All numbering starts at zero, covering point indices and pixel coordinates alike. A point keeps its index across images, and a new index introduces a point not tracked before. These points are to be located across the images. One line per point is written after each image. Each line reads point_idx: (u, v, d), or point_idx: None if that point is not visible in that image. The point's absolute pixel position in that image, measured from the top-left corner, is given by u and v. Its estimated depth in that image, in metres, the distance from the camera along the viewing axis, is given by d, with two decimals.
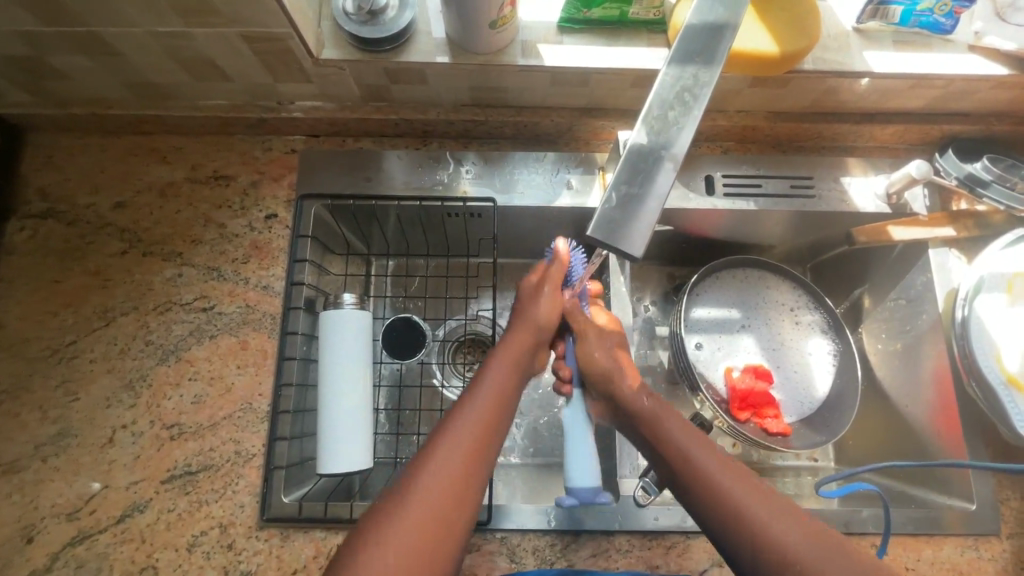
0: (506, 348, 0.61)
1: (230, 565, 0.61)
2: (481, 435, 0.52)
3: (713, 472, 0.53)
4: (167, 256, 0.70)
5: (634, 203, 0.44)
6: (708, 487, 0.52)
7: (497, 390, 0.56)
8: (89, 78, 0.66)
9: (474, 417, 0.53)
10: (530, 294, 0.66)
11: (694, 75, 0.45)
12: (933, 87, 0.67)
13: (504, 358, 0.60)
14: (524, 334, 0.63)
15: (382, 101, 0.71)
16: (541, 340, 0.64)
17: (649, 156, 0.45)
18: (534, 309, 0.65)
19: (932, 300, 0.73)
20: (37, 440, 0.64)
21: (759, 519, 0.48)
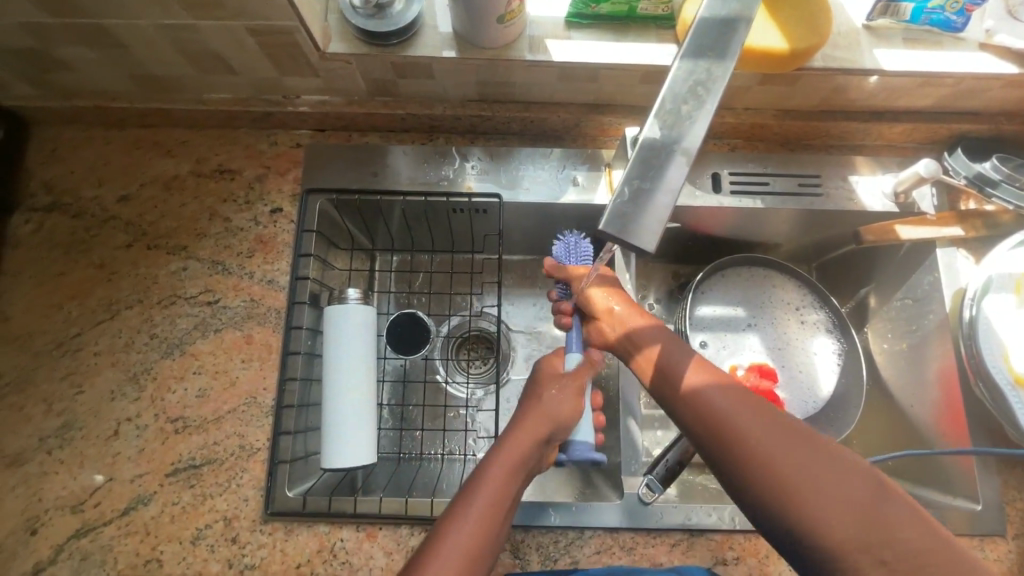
0: (516, 436, 0.54)
1: (235, 559, 0.61)
2: (482, 538, 0.47)
3: (728, 410, 0.49)
4: (171, 249, 0.70)
5: (645, 197, 0.40)
6: (723, 425, 0.48)
7: (501, 487, 0.50)
8: (94, 70, 0.66)
9: (486, 496, 0.50)
10: (553, 386, 0.59)
11: (708, 68, 0.42)
12: (943, 86, 0.66)
13: (511, 454, 0.53)
14: (537, 427, 0.55)
15: (388, 95, 0.71)
16: (556, 436, 0.57)
17: (661, 150, 0.41)
18: (554, 403, 0.57)
19: (939, 300, 0.72)
20: (42, 432, 0.64)
21: (775, 453, 0.45)
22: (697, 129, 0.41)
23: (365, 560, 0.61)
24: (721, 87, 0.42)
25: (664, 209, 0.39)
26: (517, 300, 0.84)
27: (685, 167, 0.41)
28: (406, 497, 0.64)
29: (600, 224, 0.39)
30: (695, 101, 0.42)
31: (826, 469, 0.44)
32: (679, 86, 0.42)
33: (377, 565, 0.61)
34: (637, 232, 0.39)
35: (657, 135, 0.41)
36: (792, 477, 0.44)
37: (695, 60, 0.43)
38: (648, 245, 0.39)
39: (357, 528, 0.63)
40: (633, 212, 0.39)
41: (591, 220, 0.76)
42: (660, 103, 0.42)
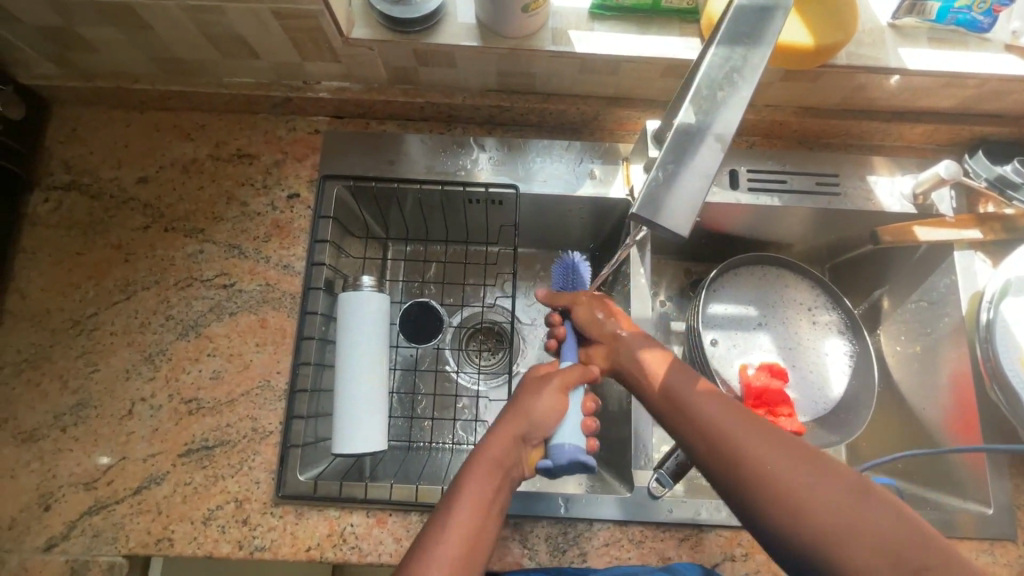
0: (493, 440, 0.54)
1: (245, 540, 0.61)
2: (465, 547, 0.48)
3: (720, 423, 0.50)
4: (188, 232, 0.71)
5: (676, 182, 0.41)
6: (716, 441, 0.49)
7: (482, 494, 0.51)
8: (117, 51, 0.66)
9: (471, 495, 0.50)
10: (533, 387, 0.58)
11: (744, 55, 0.42)
12: (966, 87, 0.66)
13: (484, 460, 0.53)
14: (512, 432, 0.55)
15: (408, 83, 0.71)
16: (534, 437, 0.56)
17: (693, 137, 0.41)
18: (530, 404, 0.56)
19: (955, 303, 0.72)
20: (57, 409, 0.65)
21: (768, 463, 0.46)
22: (731, 116, 0.41)
23: (375, 545, 0.62)
24: (757, 74, 0.42)
25: (696, 195, 0.40)
26: (529, 293, 0.84)
27: (718, 154, 0.41)
28: (416, 485, 0.64)
29: (632, 209, 0.40)
30: (731, 87, 0.42)
31: (816, 471, 0.45)
32: (714, 73, 0.42)
33: (386, 550, 0.61)
34: (668, 217, 0.40)
35: (691, 121, 0.42)
36: (787, 486, 0.45)
37: (732, 47, 0.42)
38: (679, 228, 0.40)
39: (367, 514, 0.63)
40: (664, 197, 0.40)
41: (606, 214, 0.75)
42: (695, 90, 0.42)
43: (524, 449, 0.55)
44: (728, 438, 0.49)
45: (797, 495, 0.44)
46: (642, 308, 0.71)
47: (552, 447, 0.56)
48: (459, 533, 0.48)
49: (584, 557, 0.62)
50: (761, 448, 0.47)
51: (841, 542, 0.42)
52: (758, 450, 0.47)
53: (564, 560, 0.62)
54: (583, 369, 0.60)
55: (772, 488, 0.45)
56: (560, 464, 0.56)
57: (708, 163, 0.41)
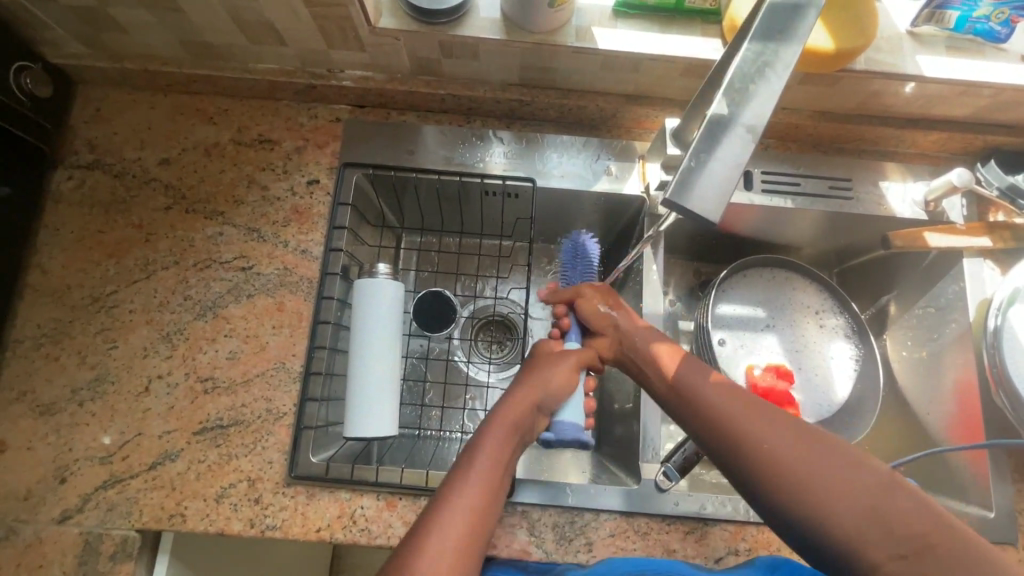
0: (513, 402, 0.57)
1: (256, 519, 0.62)
2: (487, 487, 0.50)
3: (754, 428, 0.49)
4: (209, 214, 0.72)
5: (707, 170, 0.41)
6: (740, 444, 0.49)
7: (502, 445, 0.54)
8: (146, 33, 0.67)
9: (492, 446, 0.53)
10: (550, 361, 0.62)
11: (777, 51, 0.43)
12: (981, 96, 0.67)
13: (507, 418, 0.55)
14: (529, 396, 0.58)
15: (431, 75, 0.72)
16: (547, 405, 0.59)
17: (726, 128, 0.42)
18: (546, 376, 0.60)
19: (963, 310, 0.73)
20: (75, 383, 0.66)
21: (797, 465, 0.46)
22: (763, 108, 0.42)
23: (384, 528, 0.63)
24: (788, 69, 0.43)
25: (727, 183, 0.40)
26: (541, 287, 0.84)
27: (749, 144, 0.42)
28: (427, 470, 0.65)
29: (665, 195, 0.40)
30: (763, 81, 0.43)
31: (845, 470, 0.45)
32: (747, 67, 0.43)
33: (395, 534, 0.62)
34: (701, 203, 0.40)
35: (723, 112, 0.42)
36: (814, 486, 0.45)
37: (764, 43, 0.43)
38: (710, 215, 0.40)
39: (378, 497, 0.64)
40: (696, 183, 0.40)
41: (620, 211, 0.76)
42: (728, 83, 0.43)
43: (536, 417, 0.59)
44: (752, 437, 0.49)
45: (828, 495, 0.44)
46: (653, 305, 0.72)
47: (555, 423, 0.61)
48: (482, 474, 0.50)
49: (589, 547, 0.63)
50: (787, 449, 0.47)
51: (871, 541, 0.42)
52: (784, 453, 0.47)
53: (570, 549, 0.62)
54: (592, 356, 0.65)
55: (797, 489, 0.45)
56: (561, 438, 0.61)
57: (740, 153, 0.42)
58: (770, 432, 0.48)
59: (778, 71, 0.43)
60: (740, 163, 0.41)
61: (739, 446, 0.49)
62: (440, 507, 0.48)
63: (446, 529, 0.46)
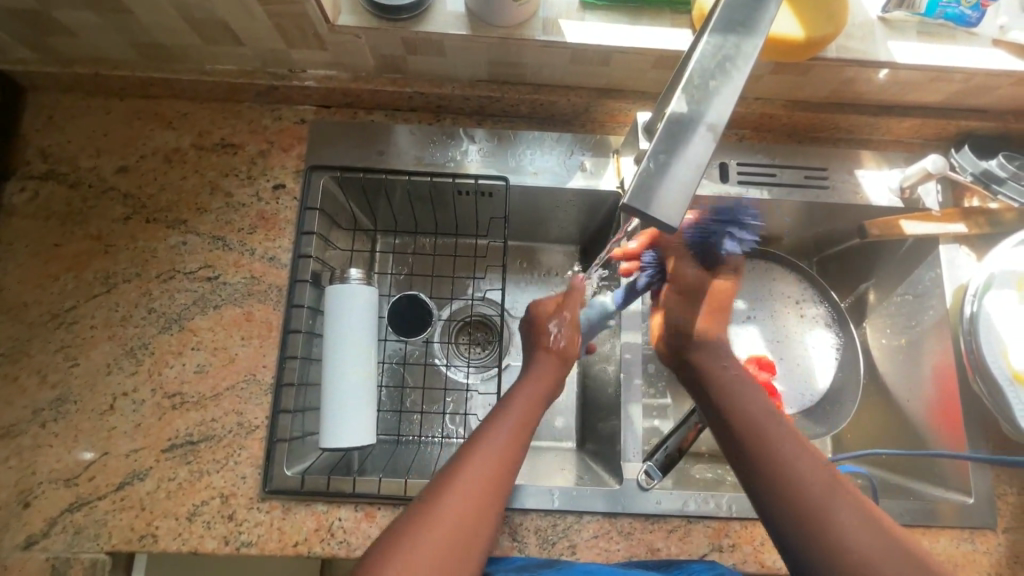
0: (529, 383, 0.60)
1: (231, 536, 0.60)
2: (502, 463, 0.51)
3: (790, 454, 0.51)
4: (171, 223, 0.69)
5: (669, 170, 0.40)
6: (751, 435, 0.53)
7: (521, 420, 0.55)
8: (94, 36, 0.64)
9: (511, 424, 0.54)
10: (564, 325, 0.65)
11: (738, 45, 0.42)
12: (952, 81, 0.66)
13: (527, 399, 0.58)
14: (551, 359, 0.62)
15: (396, 72, 0.70)
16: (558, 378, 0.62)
17: (687, 126, 0.41)
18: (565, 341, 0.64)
19: (940, 296, 0.73)
20: (36, 404, 0.63)
21: (787, 471, 0.49)
22: (723, 104, 0.41)
23: (362, 540, 0.61)
24: (749, 64, 0.41)
25: (687, 183, 0.39)
26: (520, 286, 0.83)
27: (711, 142, 0.41)
28: (405, 479, 0.64)
29: (625, 197, 0.39)
30: (724, 77, 0.41)
31: (834, 495, 0.47)
32: (708, 61, 0.42)
33: None
34: (661, 205, 0.39)
35: (684, 110, 0.41)
36: (802, 493, 0.48)
37: (725, 36, 0.42)
38: (671, 216, 0.39)
39: (355, 508, 0.62)
40: (658, 185, 0.39)
41: (596, 207, 0.75)
42: (688, 79, 0.41)
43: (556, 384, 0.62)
44: (767, 435, 0.52)
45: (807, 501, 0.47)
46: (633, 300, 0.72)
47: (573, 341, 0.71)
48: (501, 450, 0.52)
49: (573, 549, 0.62)
50: (794, 457, 0.50)
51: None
52: (785, 457, 0.50)
53: (553, 552, 0.62)
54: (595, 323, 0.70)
55: (783, 487, 0.49)
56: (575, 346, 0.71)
57: (702, 151, 0.41)
58: (785, 442, 0.51)
59: (739, 65, 0.42)
60: (703, 162, 0.40)
61: (752, 439, 0.52)
62: (466, 462, 0.50)
63: (467, 481, 0.48)
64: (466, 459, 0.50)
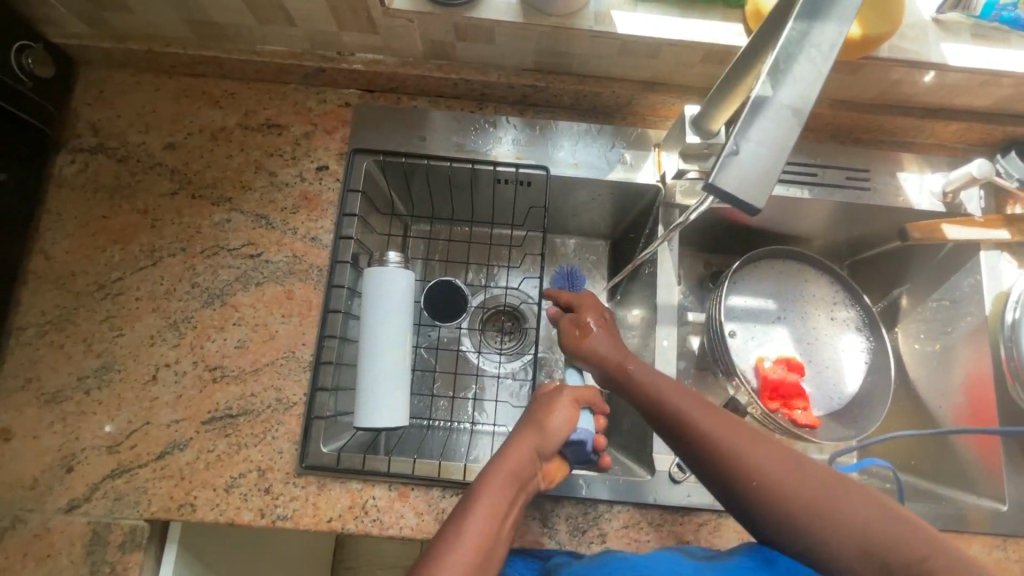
0: (510, 449, 0.55)
1: (267, 508, 0.61)
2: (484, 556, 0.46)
3: (728, 442, 0.51)
4: (216, 200, 0.70)
5: (751, 153, 0.39)
6: (738, 473, 0.49)
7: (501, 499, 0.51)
8: (151, 12, 0.65)
9: (488, 508, 0.49)
10: (557, 398, 0.60)
11: (824, 31, 0.41)
12: (1002, 86, 0.66)
13: (510, 464, 0.53)
14: (528, 436, 0.56)
15: (443, 59, 0.70)
16: (547, 452, 0.56)
17: (772, 109, 0.40)
18: (547, 414, 0.58)
19: (979, 302, 0.72)
20: (81, 371, 0.65)
21: (730, 458, 0.50)
22: (808, 89, 0.40)
23: (396, 518, 0.62)
24: (834, 50, 0.41)
25: (770, 167, 0.39)
26: (551, 278, 0.84)
27: (794, 126, 0.40)
28: (438, 461, 0.65)
29: (708, 180, 0.39)
30: (808, 62, 0.41)
31: (839, 499, 0.46)
32: (794, 46, 0.41)
33: (407, 524, 0.62)
34: (743, 188, 0.39)
35: (768, 93, 0.40)
36: (799, 508, 0.47)
37: (813, 20, 0.41)
38: (753, 199, 0.39)
39: (389, 487, 0.63)
40: (741, 167, 0.39)
41: (633, 200, 0.75)
42: (772, 62, 0.41)
43: (539, 459, 0.56)
44: (751, 464, 0.49)
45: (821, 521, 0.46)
46: (668, 294, 0.71)
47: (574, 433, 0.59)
48: (480, 543, 0.47)
49: (603, 538, 0.62)
50: (787, 479, 0.48)
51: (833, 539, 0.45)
52: (720, 446, 0.51)
53: (583, 540, 0.62)
54: (593, 391, 0.62)
55: (776, 508, 0.48)
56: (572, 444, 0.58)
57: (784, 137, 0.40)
58: (769, 461, 0.49)
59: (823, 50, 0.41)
60: (786, 147, 0.40)
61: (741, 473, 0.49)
62: (475, 500, 0.50)
63: (481, 517, 0.48)
64: (478, 490, 0.51)
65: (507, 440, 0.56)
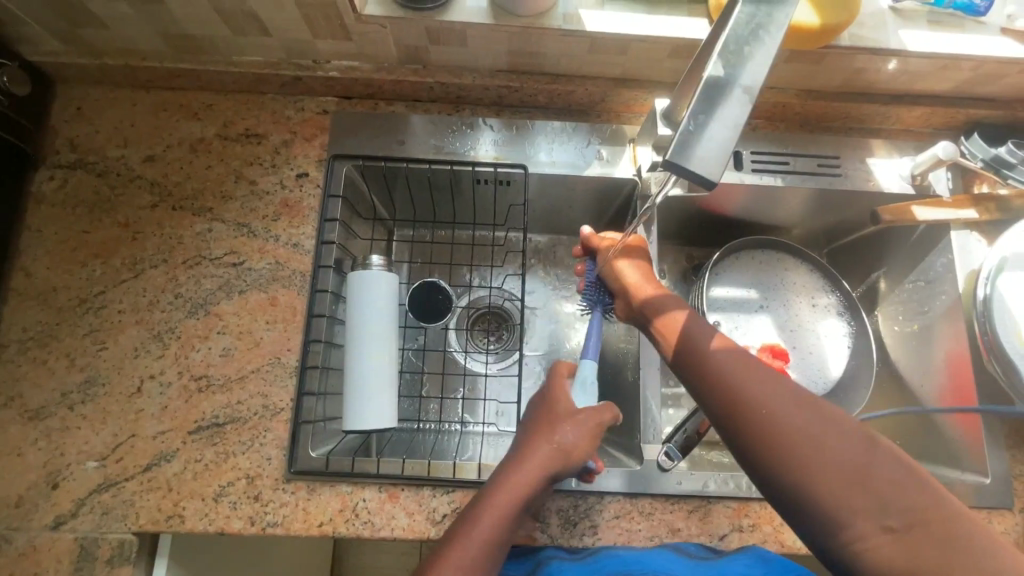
0: (519, 469, 0.54)
1: (257, 516, 0.61)
2: None
3: (746, 380, 0.49)
4: (197, 211, 0.70)
5: (708, 130, 0.41)
6: (752, 412, 0.47)
7: (500, 524, 0.51)
8: (126, 27, 0.66)
9: (482, 532, 0.50)
10: (573, 415, 0.57)
11: (770, 13, 0.43)
12: (961, 70, 0.68)
13: (514, 487, 0.53)
14: (540, 454, 0.55)
15: (418, 63, 0.71)
16: (558, 473, 0.55)
17: (726, 88, 0.41)
18: (561, 433, 0.56)
19: (952, 282, 0.74)
20: (64, 387, 0.64)
21: (745, 394, 0.48)
22: (760, 68, 0.42)
23: (387, 520, 0.62)
24: (782, 31, 0.43)
25: (726, 144, 0.41)
26: (535, 277, 0.85)
27: (748, 104, 0.41)
28: (428, 461, 0.65)
29: (667, 157, 0.40)
30: (759, 43, 0.42)
31: (860, 454, 0.43)
32: (743, 28, 0.43)
33: (399, 525, 0.62)
34: (702, 162, 0.40)
35: (720, 73, 0.42)
36: (814, 461, 0.43)
37: (759, 4, 0.43)
38: (712, 173, 0.40)
39: (379, 489, 0.63)
40: (698, 144, 0.40)
41: (612, 195, 0.76)
42: (723, 44, 0.42)
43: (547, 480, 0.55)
44: (769, 403, 0.47)
45: (835, 481, 0.43)
46: None
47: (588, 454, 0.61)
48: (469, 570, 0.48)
49: (595, 530, 0.63)
50: (802, 422, 0.45)
51: (851, 496, 0.42)
52: (738, 381, 0.49)
53: (575, 532, 0.62)
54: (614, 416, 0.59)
55: (787, 453, 0.45)
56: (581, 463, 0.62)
57: (739, 114, 0.41)
58: (785, 404, 0.46)
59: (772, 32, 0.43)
60: (741, 123, 0.41)
61: (755, 413, 0.47)
62: (474, 522, 0.51)
63: (473, 546, 0.49)
64: (475, 516, 0.51)
65: (517, 455, 0.55)
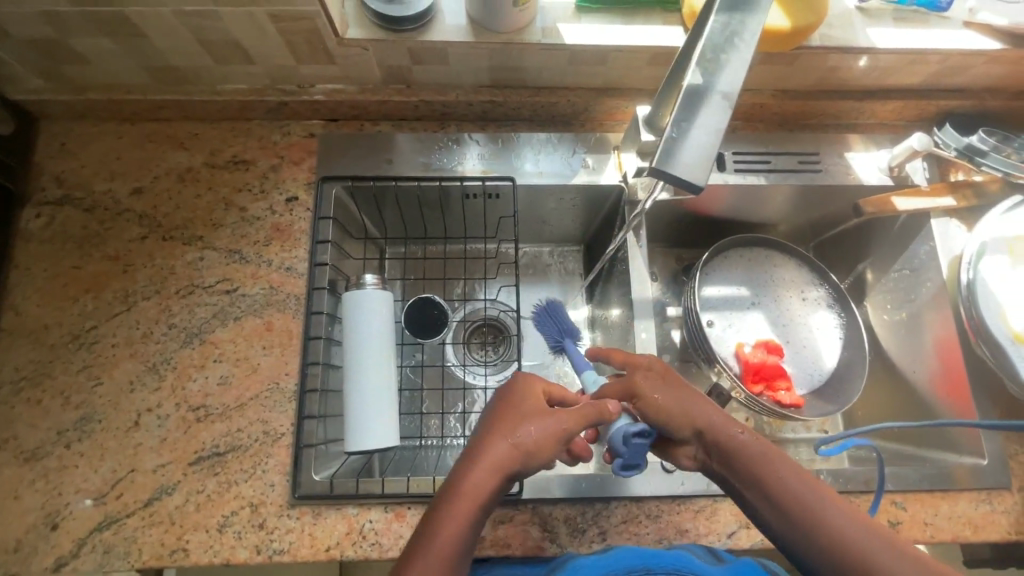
0: (477, 470, 0.49)
1: (263, 544, 0.60)
2: None
3: (753, 455, 0.51)
4: (187, 240, 0.70)
5: (691, 135, 0.43)
6: (760, 486, 0.49)
7: (460, 531, 0.47)
8: (109, 62, 0.66)
9: (440, 543, 0.46)
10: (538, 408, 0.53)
11: (743, 22, 0.45)
12: (929, 63, 0.70)
13: (473, 489, 0.48)
14: (500, 450, 0.50)
15: (402, 83, 0.72)
16: (520, 469, 0.51)
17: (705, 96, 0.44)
18: (524, 426, 0.51)
19: (937, 268, 0.75)
20: (60, 425, 0.64)
21: (750, 467, 0.51)
22: (736, 75, 0.44)
23: (394, 540, 0.61)
24: (755, 38, 0.45)
25: (709, 148, 0.42)
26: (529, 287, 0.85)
27: (726, 110, 0.43)
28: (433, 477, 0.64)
29: (653, 162, 0.42)
30: (734, 52, 0.44)
31: (863, 537, 0.45)
32: (718, 37, 0.45)
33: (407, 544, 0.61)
34: (685, 167, 0.42)
35: (699, 81, 0.44)
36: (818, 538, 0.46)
37: (732, 13, 0.45)
38: (696, 177, 0.42)
39: (385, 509, 0.63)
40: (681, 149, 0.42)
41: (600, 202, 0.77)
42: (701, 52, 0.44)
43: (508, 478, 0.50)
44: (773, 478, 0.49)
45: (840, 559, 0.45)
46: (642, 289, 0.72)
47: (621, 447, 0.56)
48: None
49: (603, 535, 0.63)
50: (809, 500, 0.48)
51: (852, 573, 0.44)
52: (742, 455, 0.51)
53: (584, 540, 0.62)
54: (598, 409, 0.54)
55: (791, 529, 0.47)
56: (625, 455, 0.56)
57: (718, 120, 0.44)
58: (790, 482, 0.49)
59: (746, 39, 0.45)
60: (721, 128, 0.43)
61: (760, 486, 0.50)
62: (433, 532, 0.46)
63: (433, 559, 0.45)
64: (433, 524, 0.47)
65: (474, 454, 0.50)
